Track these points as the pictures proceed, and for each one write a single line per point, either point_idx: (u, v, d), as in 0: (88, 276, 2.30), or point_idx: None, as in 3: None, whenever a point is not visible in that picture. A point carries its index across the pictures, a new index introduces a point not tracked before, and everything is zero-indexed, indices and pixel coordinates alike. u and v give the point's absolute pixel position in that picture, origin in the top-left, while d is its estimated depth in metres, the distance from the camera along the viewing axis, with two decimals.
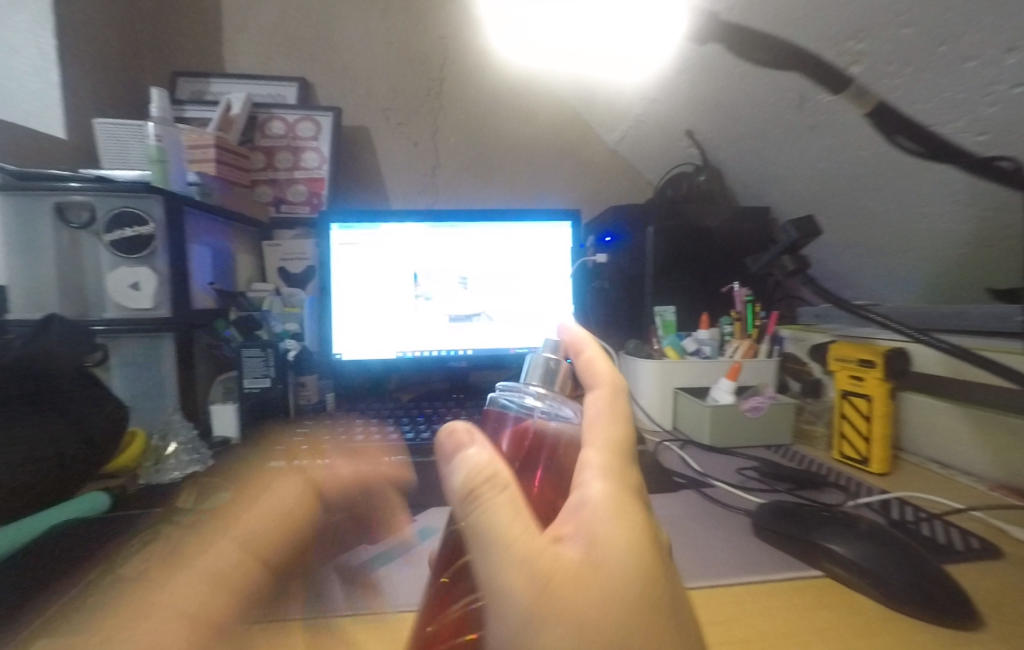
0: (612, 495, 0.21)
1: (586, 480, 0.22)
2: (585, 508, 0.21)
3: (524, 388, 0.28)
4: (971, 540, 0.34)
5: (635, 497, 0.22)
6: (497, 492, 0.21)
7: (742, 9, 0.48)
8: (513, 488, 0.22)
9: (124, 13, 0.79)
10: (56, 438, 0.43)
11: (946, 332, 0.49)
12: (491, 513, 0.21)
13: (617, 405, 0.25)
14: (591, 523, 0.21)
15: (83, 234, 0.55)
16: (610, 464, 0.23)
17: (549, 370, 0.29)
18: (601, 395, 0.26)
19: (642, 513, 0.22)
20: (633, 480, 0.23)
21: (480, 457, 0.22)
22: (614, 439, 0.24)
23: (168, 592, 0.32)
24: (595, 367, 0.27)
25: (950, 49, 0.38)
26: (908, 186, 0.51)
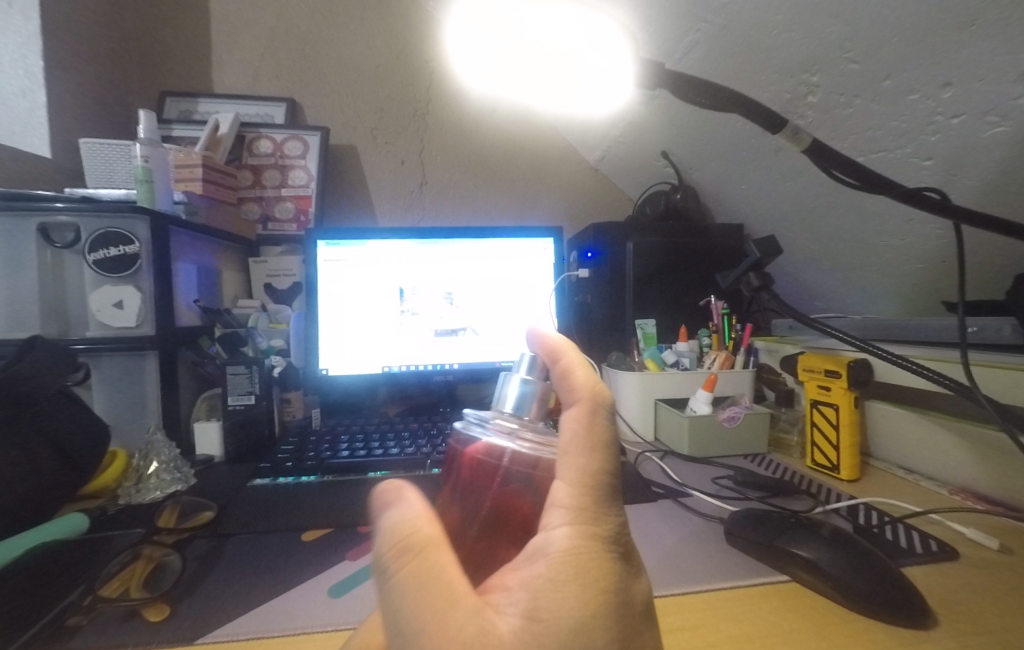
0: (573, 548, 0.21)
1: (552, 524, 0.22)
2: (541, 559, 0.21)
3: (492, 419, 0.30)
4: (930, 542, 0.35)
5: (601, 548, 0.22)
6: (409, 561, 0.22)
7: (708, 40, 0.51)
8: (431, 555, 0.22)
9: (111, 37, 0.80)
10: (34, 459, 0.43)
11: (907, 342, 0.52)
12: (400, 585, 0.21)
13: (594, 429, 0.23)
14: (540, 581, 0.21)
15: (66, 254, 0.55)
16: (580, 508, 0.22)
17: (522, 397, 0.30)
18: (575, 415, 0.24)
19: (604, 569, 0.21)
20: (606, 527, 0.22)
21: (402, 520, 0.23)
22: (587, 475, 0.23)
23: (147, 613, 0.32)
24: (573, 379, 0.25)
25: (893, 82, 0.43)
26: (867, 205, 0.54)
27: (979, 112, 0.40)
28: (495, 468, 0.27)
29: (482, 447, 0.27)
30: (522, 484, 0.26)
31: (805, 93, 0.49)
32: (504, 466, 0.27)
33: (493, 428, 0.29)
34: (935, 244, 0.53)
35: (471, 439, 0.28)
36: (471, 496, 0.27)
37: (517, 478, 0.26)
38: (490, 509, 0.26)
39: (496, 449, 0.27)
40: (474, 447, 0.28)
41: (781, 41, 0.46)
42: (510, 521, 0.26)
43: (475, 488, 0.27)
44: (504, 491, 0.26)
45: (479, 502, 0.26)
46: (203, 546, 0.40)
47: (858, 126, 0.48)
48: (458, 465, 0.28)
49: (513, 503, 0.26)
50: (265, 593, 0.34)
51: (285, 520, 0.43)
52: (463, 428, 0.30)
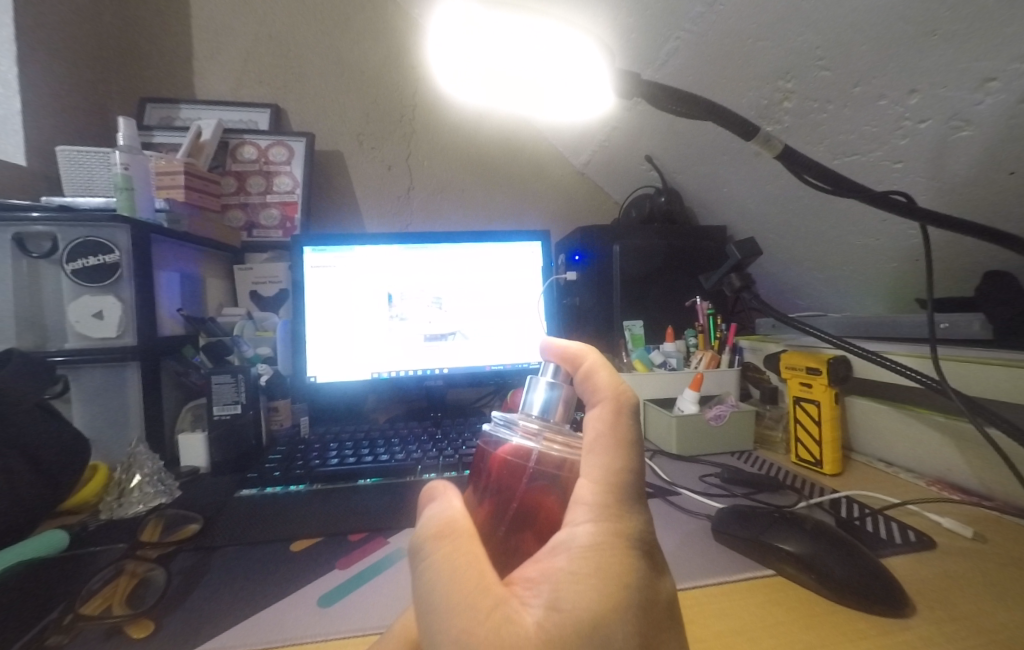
0: (596, 544, 0.22)
1: (577, 519, 0.23)
2: (564, 552, 0.22)
3: (518, 421, 0.30)
4: (908, 533, 0.36)
5: (625, 546, 0.22)
6: (445, 546, 0.23)
7: (686, 48, 0.52)
8: (467, 543, 0.23)
9: (90, 45, 0.79)
10: (12, 474, 0.42)
11: (884, 339, 0.53)
12: (434, 567, 0.22)
13: (619, 427, 0.25)
14: (562, 574, 0.21)
15: (43, 264, 0.54)
16: (604, 505, 0.23)
17: (549, 399, 0.30)
18: (601, 414, 0.25)
19: (627, 566, 0.22)
20: (630, 525, 0.23)
21: (443, 509, 0.24)
22: (611, 472, 0.24)
23: (130, 630, 0.31)
24: (597, 382, 0.27)
25: (863, 89, 0.44)
26: (843, 206, 0.56)
27: (944, 117, 0.42)
28: (523, 468, 0.27)
29: (510, 449, 0.28)
30: (549, 483, 0.27)
31: (781, 99, 0.50)
32: (532, 466, 0.27)
33: (518, 430, 0.29)
34: (908, 244, 0.54)
35: (498, 441, 0.29)
36: (498, 492, 0.27)
37: (545, 478, 0.27)
38: (518, 506, 0.27)
39: (524, 451, 0.28)
40: (501, 448, 0.28)
41: (756, 49, 0.47)
42: (537, 518, 0.26)
43: (502, 486, 0.27)
44: (532, 489, 0.27)
45: (506, 499, 0.27)
46: (188, 560, 0.39)
47: (832, 131, 0.49)
48: (487, 466, 0.28)
49: (540, 501, 0.26)
50: (252, 604, 0.34)
51: (273, 530, 0.42)
52: (491, 430, 0.30)
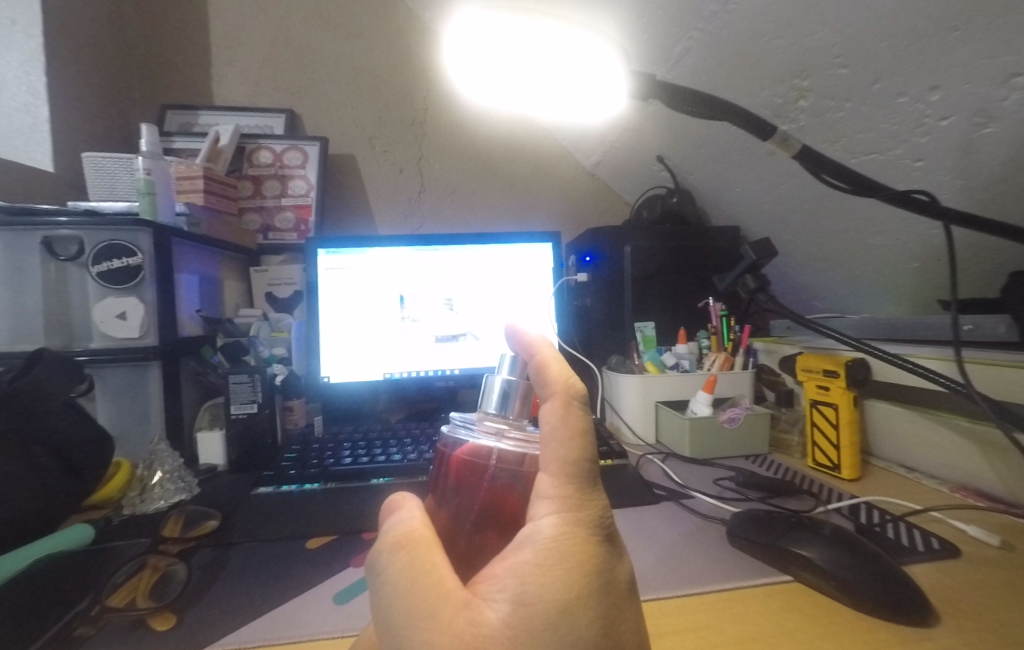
0: (560, 535, 0.21)
1: (540, 513, 0.22)
2: (530, 546, 0.21)
3: (479, 421, 0.29)
4: (931, 541, 0.35)
5: (588, 533, 0.22)
6: (402, 556, 0.23)
7: (699, 47, 0.51)
8: (424, 550, 0.23)
9: (113, 54, 0.82)
10: (40, 470, 0.43)
11: (903, 341, 0.52)
12: (390, 579, 0.22)
13: (571, 419, 0.23)
14: (528, 567, 0.21)
15: (70, 266, 0.56)
16: (566, 495, 0.23)
17: (504, 394, 0.29)
18: (552, 407, 0.24)
19: (592, 553, 0.21)
20: (593, 512, 0.22)
21: (400, 521, 0.24)
22: (570, 463, 0.23)
23: (153, 623, 0.32)
24: (547, 371, 0.25)
25: (882, 86, 0.43)
26: (861, 206, 0.55)
27: (967, 114, 0.41)
28: (483, 468, 0.26)
29: (468, 451, 0.27)
30: (509, 480, 0.26)
31: (797, 97, 0.49)
32: (493, 465, 0.26)
33: (479, 431, 0.29)
34: (929, 243, 0.53)
35: (457, 443, 0.28)
36: (459, 496, 0.26)
37: (505, 476, 0.26)
38: (480, 506, 0.26)
39: (483, 451, 0.27)
40: (461, 449, 0.28)
41: (770, 48, 0.47)
42: (501, 517, 0.25)
43: (465, 487, 0.27)
44: (494, 488, 0.26)
45: (467, 500, 0.26)
46: (208, 555, 0.40)
47: (849, 130, 0.48)
48: (446, 469, 0.28)
49: (502, 499, 0.25)
50: (270, 600, 0.34)
51: (288, 528, 0.43)
52: (450, 432, 0.30)
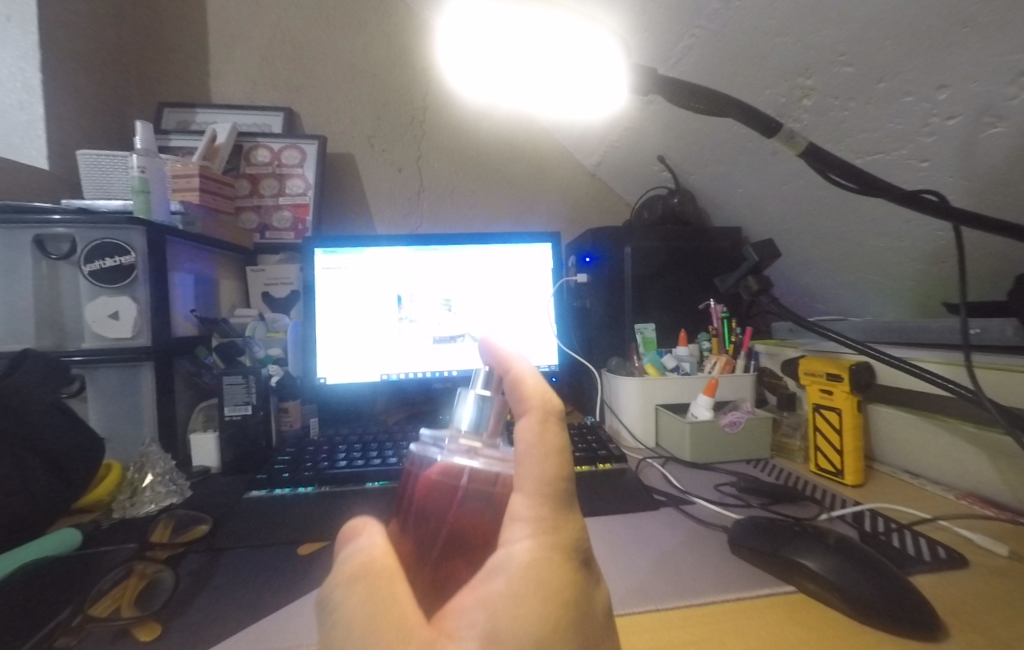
0: (534, 561, 0.21)
1: (514, 537, 0.21)
2: (502, 574, 0.20)
3: (451, 440, 0.28)
4: (939, 550, 0.34)
5: (564, 558, 0.21)
6: (360, 589, 0.22)
7: (701, 45, 0.51)
8: (385, 583, 0.22)
9: (110, 51, 0.81)
10: (27, 473, 0.42)
11: (908, 345, 0.51)
12: (345, 614, 0.21)
13: (547, 438, 0.23)
14: (500, 598, 0.20)
15: (62, 265, 0.55)
16: (540, 517, 0.22)
17: (478, 411, 0.28)
18: (529, 424, 0.23)
19: (567, 580, 0.21)
20: (568, 536, 0.22)
21: (359, 550, 0.23)
22: (545, 482, 0.22)
23: (137, 633, 0.31)
24: (523, 386, 0.25)
25: (888, 85, 0.43)
26: (864, 207, 0.54)
27: (975, 113, 0.40)
28: (454, 488, 0.26)
29: (438, 470, 0.27)
30: (480, 504, 0.25)
31: (800, 96, 0.49)
32: (463, 486, 0.25)
33: (451, 450, 0.28)
34: (934, 245, 0.53)
35: (427, 462, 0.28)
36: (426, 519, 0.26)
37: (475, 498, 0.25)
38: (448, 531, 0.25)
39: (454, 470, 0.26)
40: (430, 470, 0.27)
41: (774, 47, 0.46)
42: (469, 543, 0.24)
43: (432, 512, 0.26)
44: (461, 513, 0.25)
45: (435, 524, 0.25)
46: (198, 561, 0.39)
47: (853, 129, 0.48)
48: (413, 492, 0.27)
49: (471, 523, 0.25)
50: (260, 610, 0.33)
51: (280, 533, 0.42)
52: (421, 451, 0.29)
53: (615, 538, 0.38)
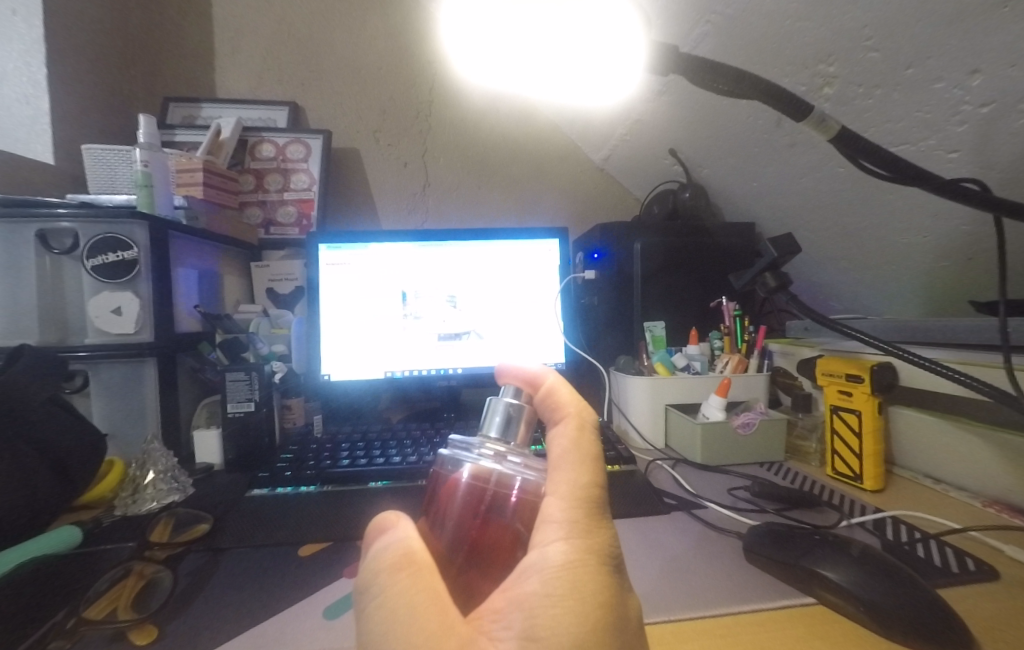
0: (569, 563, 0.20)
1: (547, 539, 0.21)
2: (535, 575, 0.20)
3: (479, 443, 0.27)
4: (967, 561, 0.33)
5: (599, 562, 0.21)
6: (400, 580, 0.21)
7: (718, 32, 0.49)
8: (425, 576, 0.21)
9: (116, 44, 0.80)
10: (27, 470, 0.41)
11: (931, 345, 0.49)
12: (385, 604, 0.20)
13: (583, 443, 0.24)
14: (535, 599, 0.19)
15: (65, 259, 0.54)
16: (574, 521, 0.21)
17: (507, 419, 0.27)
18: (566, 430, 0.24)
19: (603, 585, 0.20)
20: (602, 541, 0.21)
21: (396, 540, 0.23)
22: (579, 486, 0.22)
23: (134, 636, 0.30)
24: (559, 397, 0.26)
25: (916, 71, 0.41)
26: (886, 201, 0.52)
27: (1009, 100, 0.38)
28: (482, 493, 0.25)
29: (466, 473, 0.25)
30: (506, 514, 0.24)
31: (822, 85, 0.47)
32: (491, 491, 0.25)
33: (478, 455, 0.26)
34: (959, 240, 0.51)
35: (455, 463, 0.26)
36: (450, 523, 0.25)
37: (502, 506, 0.24)
38: (472, 540, 0.24)
39: (482, 472, 0.25)
40: (455, 478, 0.25)
41: (795, 33, 0.44)
42: (495, 553, 0.24)
43: (457, 518, 0.25)
44: (487, 523, 0.24)
45: (459, 530, 0.24)
46: (197, 561, 0.38)
47: (878, 119, 0.46)
48: (439, 494, 0.26)
49: (496, 535, 0.24)
50: (259, 612, 0.32)
51: (281, 533, 0.41)
52: (449, 453, 0.27)
53: (626, 543, 0.37)
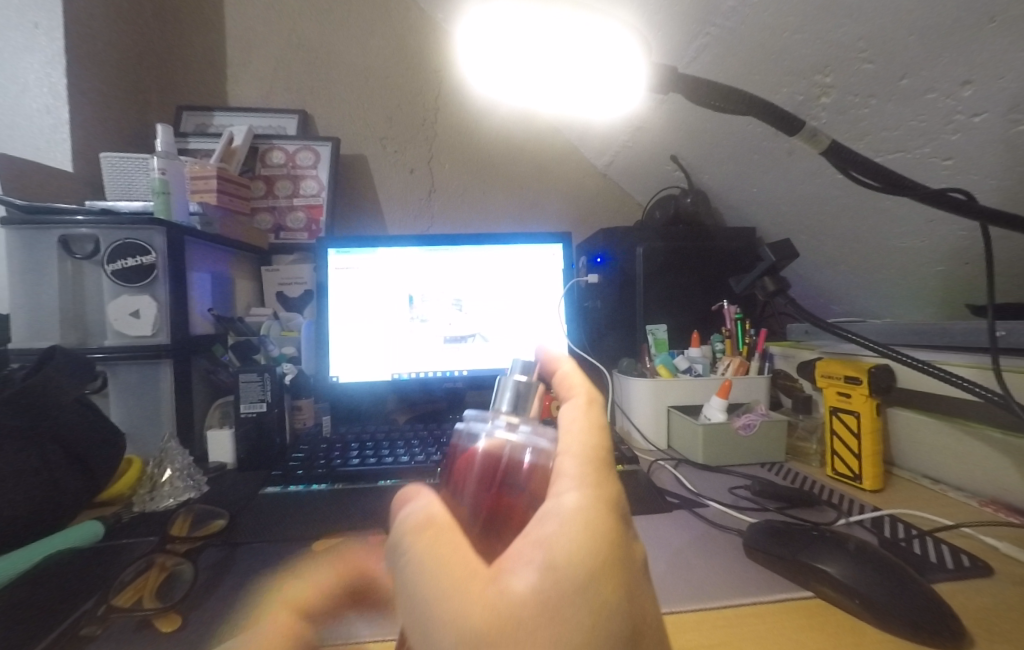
0: (583, 508, 0.22)
1: (562, 489, 0.22)
2: (552, 519, 0.21)
3: (493, 415, 0.29)
4: (963, 558, 0.34)
5: (613, 506, 0.22)
6: (426, 538, 0.22)
7: (716, 44, 0.50)
8: (449, 533, 0.23)
9: (133, 56, 0.83)
10: (52, 466, 0.43)
11: (929, 349, 0.50)
12: (413, 561, 0.22)
13: (593, 416, 0.26)
14: (553, 538, 0.21)
15: (86, 264, 0.56)
16: (586, 474, 0.23)
17: (517, 394, 0.29)
18: (577, 405, 0.27)
19: (615, 528, 0.21)
20: (613, 492, 0.23)
21: (418, 507, 0.24)
22: (590, 447, 0.24)
23: (159, 624, 0.31)
24: (571, 380, 0.29)
25: (910, 81, 0.42)
26: (884, 207, 0.53)
27: (1001, 110, 0.39)
28: (497, 463, 0.26)
29: (481, 444, 0.27)
30: (519, 483, 0.25)
31: (818, 94, 0.48)
32: (505, 461, 0.26)
33: (493, 425, 0.28)
34: (956, 246, 0.51)
35: (471, 435, 0.28)
36: (467, 492, 0.26)
37: (516, 474, 0.26)
38: (488, 508, 0.25)
39: (496, 443, 0.27)
40: (470, 451, 0.27)
41: (791, 44, 0.46)
42: (510, 520, 0.25)
43: (473, 488, 0.26)
44: (502, 493, 0.25)
45: (476, 499, 0.25)
46: (216, 555, 0.39)
47: (874, 127, 0.47)
48: (456, 466, 0.27)
49: (511, 504, 0.25)
50: (273, 605, 0.33)
51: (293, 531, 0.42)
52: (465, 426, 0.29)
53: None
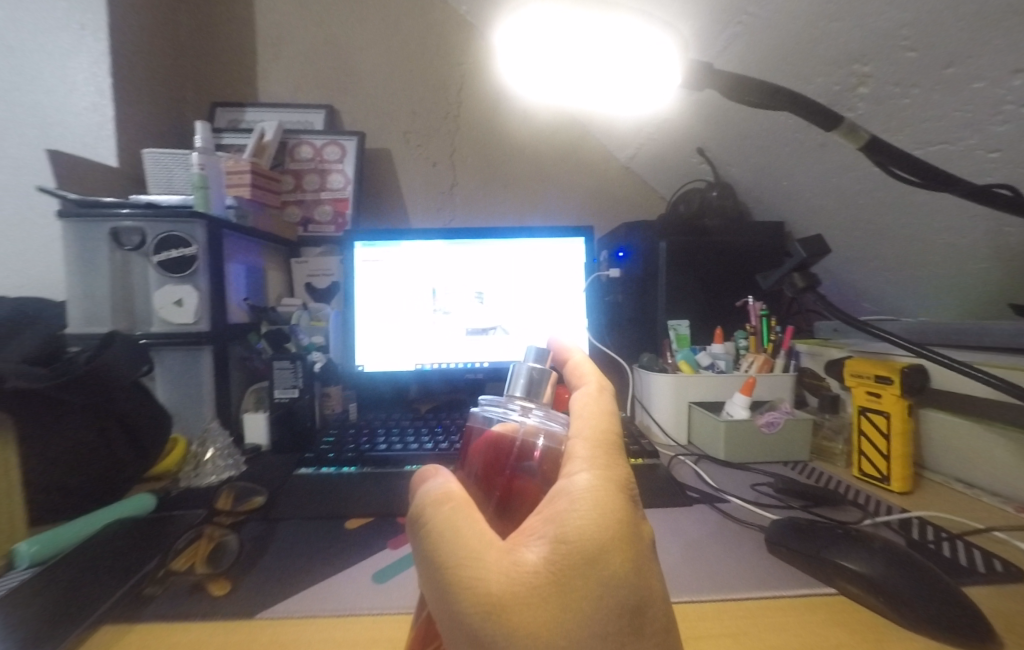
0: (594, 487, 0.22)
1: (574, 470, 0.23)
2: (565, 498, 0.22)
3: (507, 400, 0.30)
4: (995, 562, 0.33)
5: (621, 486, 0.23)
6: (445, 510, 0.23)
7: (749, 34, 0.49)
8: (467, 507, 0.23)
9: (171, 54, 0.86)
10: (109, 442, 0.46)
11: (965, 349, 0.49)
12: (433, 531, 0.23)
13: (603, 402, 0.27)
14: (565, 514, 0.22)
15: (134, 256, 0.59)
16: (596, 456, 0.24)
17: (531, 381, 0.30)
18: (587, 392, 0.28)
19: (624, 507, 0.22)
20: (622, 474, 0.23)
21: (438, 483, 0.25)
22: (601, 431, 0.25)
23: (211, 588, 0.33)
24: (580, 369, 0.30)
25: (955, 70, 0.41)
26: (921, 202, 0.52)
27: None
28: (510, 448, 0.27)
29: (495, 430, 0.28)
30: (532, 468, 0.26)
31: (856, 84, 0.47)
32: (518, 447, 0.27)
33: (507, 411, 0.29)
34: (998, 243, 0.50)
35: (485, 422, 0.28)
36: (481, 475, 0.27)
37: (529, 459, 0.27)
38: (502, 490, 0.26)
39: (509, 429, 0.28)
40: (484, 436, 0.28)
41: (828, 33, 0.45)
42: (523, 501, 0.26)
43: (488, 471, 0.27)
44: (515, 476, 0.26)
45: (490, 481, 0.27)
46: (256, 529, 0.42)
47: (914, 117, 0.46)
48: (470, 450, 0.28)
49: (524, 486, 0.26)
50: (308, 576, 0.35)
51: (326, 509, 0.44)
52: (478, 412, 0.29)
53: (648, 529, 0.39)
